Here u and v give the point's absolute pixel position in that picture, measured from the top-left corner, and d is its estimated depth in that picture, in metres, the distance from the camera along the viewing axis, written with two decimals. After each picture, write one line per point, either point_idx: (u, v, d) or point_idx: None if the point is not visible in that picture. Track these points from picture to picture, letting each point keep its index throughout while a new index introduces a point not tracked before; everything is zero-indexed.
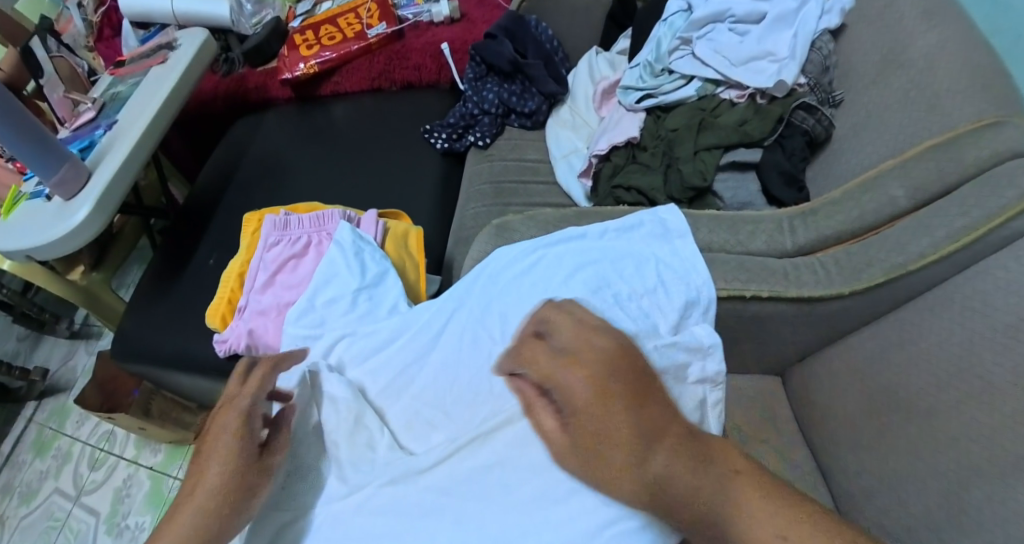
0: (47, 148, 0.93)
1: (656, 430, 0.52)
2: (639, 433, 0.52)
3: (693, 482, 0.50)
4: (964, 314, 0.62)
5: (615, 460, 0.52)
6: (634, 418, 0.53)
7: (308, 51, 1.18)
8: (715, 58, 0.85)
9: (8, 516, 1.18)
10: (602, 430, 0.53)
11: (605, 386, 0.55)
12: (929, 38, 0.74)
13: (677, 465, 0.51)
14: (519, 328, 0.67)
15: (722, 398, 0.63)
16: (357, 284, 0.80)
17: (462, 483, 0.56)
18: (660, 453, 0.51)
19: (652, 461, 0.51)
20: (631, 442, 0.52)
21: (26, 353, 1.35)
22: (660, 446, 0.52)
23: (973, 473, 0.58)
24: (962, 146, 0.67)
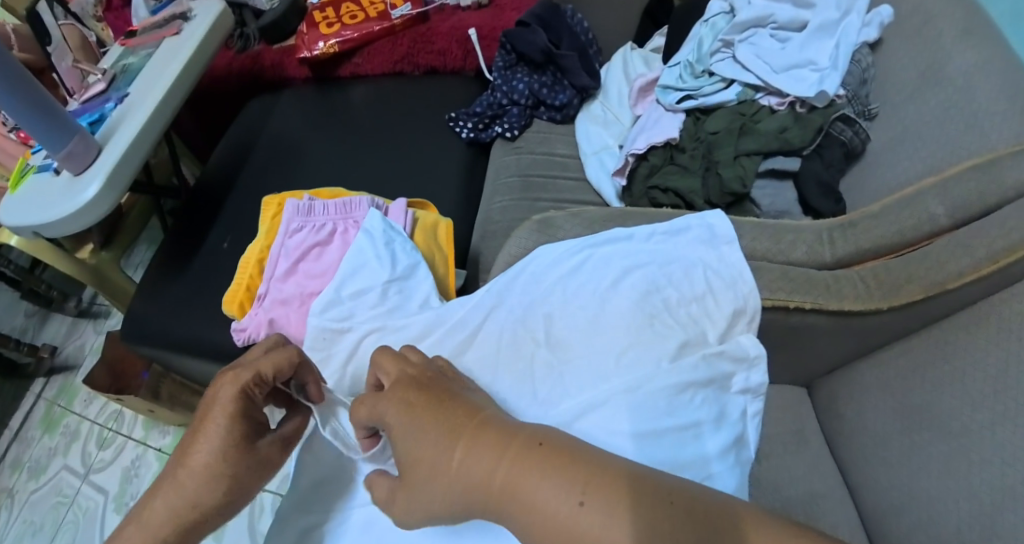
0: (54, 120, 0.87)
1: (466, 428, 0.50)
2: (444, 436, 0.50)
3: (511, 472, 0.46)
4: (1000, 335, 0.64)
5: (433, 467, 0.49)
6: (438, 422, 0.51)
7: (328, 29, 1.15)
8: (756, 63, 0.85)
9: (17, 491, 1.16)
10: (416, 439, 0.51)
11: (416, 396, 0.53)
12: (968, 57, 0.74)
13: (495, 457, 0.47)
14: (565, 331, 0.66)
15: (761, 408, 0.65)
16: (388, 276, 0.75)
17: None
18: (474, 449, 0.48)
19: (468, 461, 0.48)
20: (446, 444, 0.49)
21: (34, 330, 1.32)
22: (475, 443, 0.48)
23: (1007, 495, 0.60)
24: (1003, 168, 0.67)
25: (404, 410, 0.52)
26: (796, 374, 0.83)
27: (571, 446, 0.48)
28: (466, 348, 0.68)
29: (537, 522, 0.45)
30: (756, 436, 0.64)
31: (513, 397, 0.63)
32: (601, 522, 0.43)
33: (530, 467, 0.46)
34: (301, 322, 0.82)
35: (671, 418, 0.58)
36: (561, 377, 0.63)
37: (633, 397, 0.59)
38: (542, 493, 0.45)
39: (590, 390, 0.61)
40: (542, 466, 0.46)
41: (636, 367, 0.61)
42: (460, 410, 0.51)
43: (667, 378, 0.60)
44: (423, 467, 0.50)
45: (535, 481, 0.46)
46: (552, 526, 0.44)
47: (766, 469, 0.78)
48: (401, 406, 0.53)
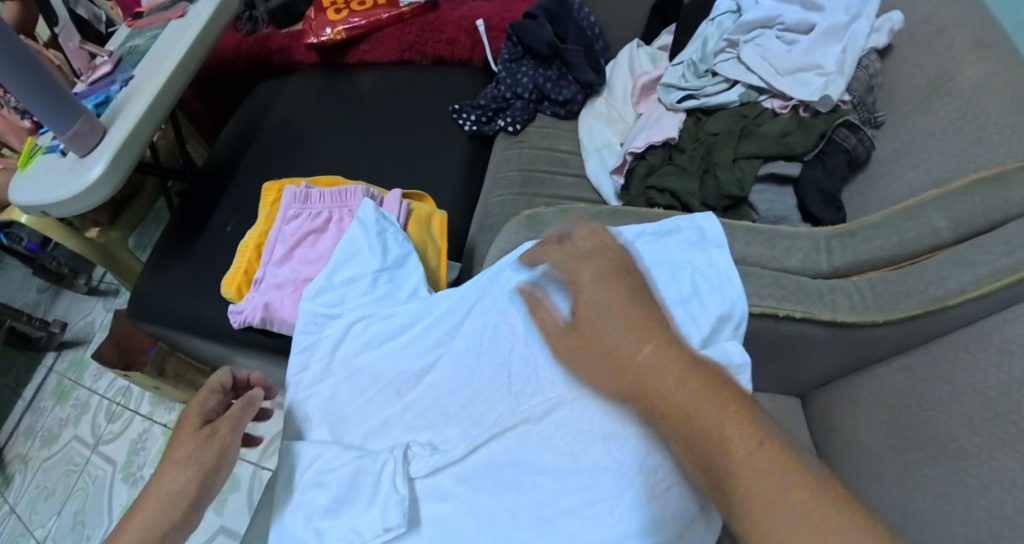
0: (61, 102, 0.89)
1: (708, 391, 0.53)
2: (692, 395, 0.53)
3: (710, 426, 0.52)
4: (1001, 356, 0.62)
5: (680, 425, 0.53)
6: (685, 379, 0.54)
7: (336, 16, 1.15)
8: (761, 64, 0.84)
9: (30, 457, 1.20)
10: (679, 389, 0.54)
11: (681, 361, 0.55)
12: (977, 69, 0.72)
13: (642, 339, 0.56)
14: (547, 327, 0.66)
15: None
16: (379, 265, 0.75)
17: (480, 476, 0.62)
18: (696, 393, 0.53)
19: (713, 422, 0.52)
20: (677, 398, 0.53)
21: (46, 305, 1.36)
22: (702, 408, 0.53)
23: (1005, 525, 0.57)
24: (1010, 184, 0.66)
25: (662, 368, 0.55)
26: (790, 385, 0.82)
27: (685, 381, 0.54)
28: (453, 337, 0.69)
29: (760, 506, 0.48)
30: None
31: (495, 387, 0.66)
32: (804, 529, 0.47)
33: (740, 430, 0.52)
34: (295, 307, 0.83)
35: (641, 422, 0.58)
36: (534, 375, 0.64)
37: (606, 397, 0.60)
38: (751, 458, 0.50)
39: (564, 387, 0.62)
40: (668, 355, 0.55)
41: None
42: (701, 376, 0.54)
43: None
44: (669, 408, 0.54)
45: (667, 373, 0.54)
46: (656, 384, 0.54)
47: None
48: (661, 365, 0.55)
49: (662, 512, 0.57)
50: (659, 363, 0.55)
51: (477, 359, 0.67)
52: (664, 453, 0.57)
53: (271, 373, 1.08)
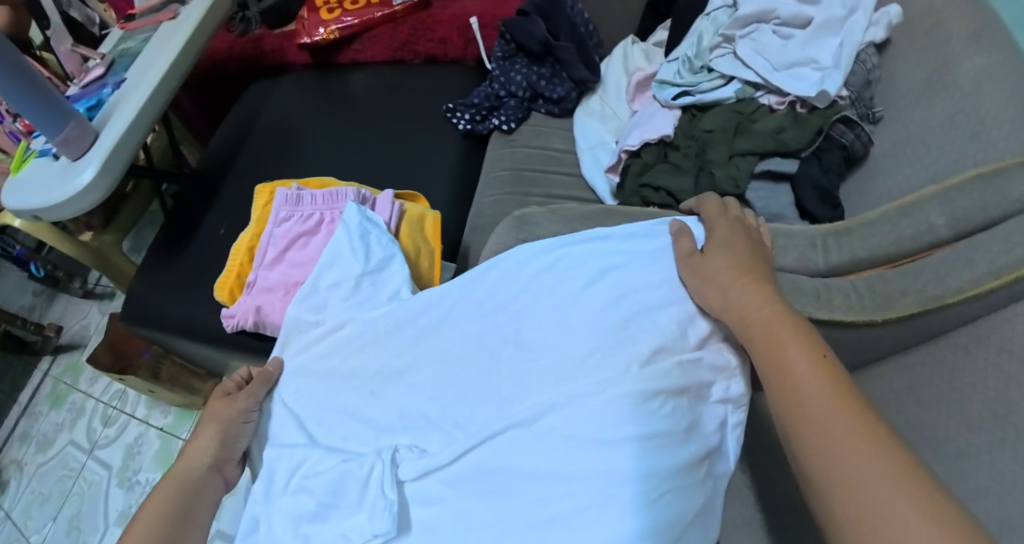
0: (51, 105, 0.89)
1: (806, 341, 0.55)
2: (789, 340, 0.56)
3: (790, 370, 0.54)
4: (1000, 354, 0.61)
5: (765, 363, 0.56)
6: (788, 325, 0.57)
7: (329, 15, 1.14)
8: (757, 60, 0.83)
9: (26, 462, 1.19)
10: (765, 325, 0.57)
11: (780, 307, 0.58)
12: (976, 63, 0.71)
13: (739, 269, 0.62)
14: (534, 331, 0.65)
15: (742, 420, 0.63)
16: (362, 269, 0.74)
17: (469, 480, 0.58)
18: (789, 340, 0.56)
19: (800, 366, 0.54)
20: (770, 338, 0.57)
21: (41, 309, 1.36)
22: (790, 346, 0.55)
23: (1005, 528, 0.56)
24: (1008, 179, 0.64)
25: (759, 304, 0.59)
26: None
27: (761, 313, 0.58)
28: (436, 338, 0.68)
29: (815, 443, 0.51)
30: (737, 448, 0.62)
31: (481, 390, 0.63)
32: (845, 444, 0.49)
33: (820, 384, 0.53)
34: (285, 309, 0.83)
35: (638, 427, 0.56)
36: (522, 378, 0.62)
37: (601, 400, 0.58)
38: (821, 410, 0.51)
39: (556, 392, 0.60)
40: (761, 291, 0.60)
41: (602, 369, 0.60)
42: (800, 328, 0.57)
43: (631, 385, 0.58)
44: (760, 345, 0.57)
45: (760, 299, 0.59)
46: (744, 305, 0.59)
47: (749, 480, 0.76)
48: (752, 300, 0.59)
49: (663, 520, 0.54)
50: (749, 296, 0.60)
51: (462, 362, 0.66)
52: (656, 459, 0.55)
53: None
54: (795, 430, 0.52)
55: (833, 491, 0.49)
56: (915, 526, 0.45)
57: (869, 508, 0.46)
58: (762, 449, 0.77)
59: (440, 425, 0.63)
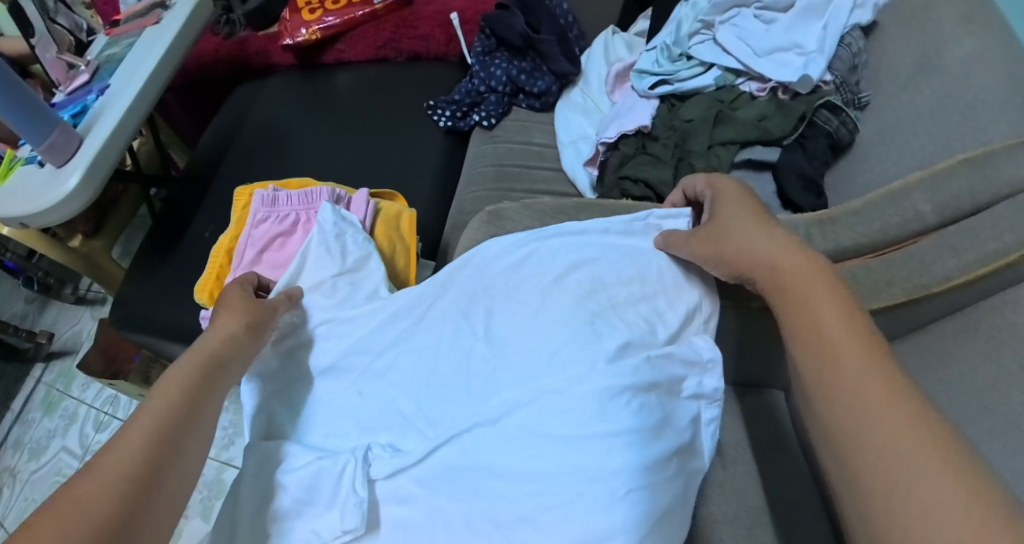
0: (33, 112, 0.89)
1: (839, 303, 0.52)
2: (822, 300, 0.52)
3: (824, 336, 0.50)
4: (990, 344, 0.60)
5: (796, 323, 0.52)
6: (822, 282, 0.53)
7: (311, 16, 1.14)
8: (738, 46, 0.81)
9: (19, 470, 1.20)
10: (796, 282, 0.54)
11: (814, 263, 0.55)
12: (966, 43, 0.68)
13: (767, 232, 0.58)
14: (506, 328, 0.63)
15: (717, 415, 0.61)
16: (337, 268, 0.73)
17: (441, 477, 0.56)
18: (825, 302, 0.52)
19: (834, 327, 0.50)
20: (802, 298, 0.53)
21: (35, 315, 1.37)
22: (826, 313, 0.51)
23: None
24: (998, 163, 0.61)
25: (788, 261, 0.55)
26: (771, 379, 0.78)
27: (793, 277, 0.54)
28: (411, 336, 0.67)
29: (853, 415, 0.46)
30: (711, 445, 0.61)
31: (453, 388, 0.62)
32: (887, 418, 0.44)
33: (854, 346, 0.49)
34: None
35: (612, 424, 0.54)
36: (495, 376, 0.60)
37: (573, 396, 0.56)
38: (850, 373, 0.47)
39: (527, 391, 0.58)
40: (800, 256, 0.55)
41: (572, 365, 0.58)
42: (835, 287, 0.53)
43: (601, 380, 0.56)
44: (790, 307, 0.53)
45: (796, 262, 0.55)
46: (775, 268, 0.55)
47: (731, 476, 0.73)
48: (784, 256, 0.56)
49: (636, 517, 0.52)
50: (776, 261, 0.56)
51: (436, 360, 0.64)
52: (628, 455, 0.53)
53: None
54: (829, 402, 0.48)
55: (857, 456, 0.44)
56: (952, 510, 0.39)
57: (896, 471, 0.42)
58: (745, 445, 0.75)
59: (412, 424, 0.61)
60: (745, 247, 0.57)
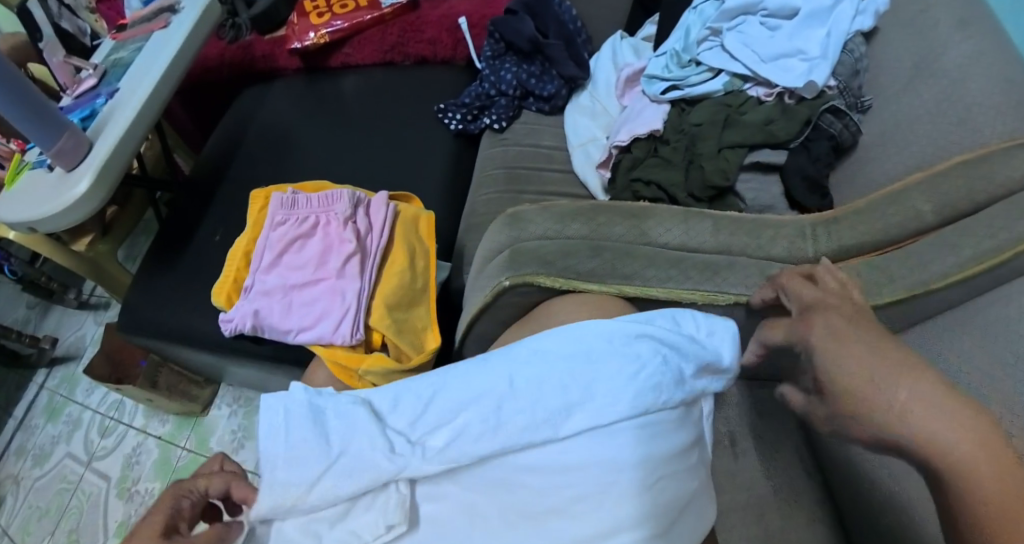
0: (44, 117, 0.89)
1: (912, 368, 0.51)
2: (888, 371, 0.52)
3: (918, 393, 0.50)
4: (984, 339, 0.64)
5: (858, 400, 0.52)
6: (890, 354, 0.53)
7: (319, 19, 1.15)
8: (744, 52, 0.84)
9: (22, 477, 1.20)
10: (862, 360, 0.53)
11: (864, 331, 0.55)
12: (963, 48, 0.72)
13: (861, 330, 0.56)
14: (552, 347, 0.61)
15: (713, 410, 0.65)
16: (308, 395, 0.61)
17: (478, 477, 0.58)
18: (915, 377, 0.51)
19: (919, 401, 0.49)
20: (871, 376, 0.52)
21: (36, 321, 1.36)
22: (919, 381, 0.50)
23: None
24: (995, 164, 0.65)
25: (848, 336, 0.55)
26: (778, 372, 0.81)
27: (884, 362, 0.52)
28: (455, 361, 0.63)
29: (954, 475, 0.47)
30: (711, 436, 0.65)
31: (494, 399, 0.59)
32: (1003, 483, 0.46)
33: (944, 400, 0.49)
34: (284, 313, 0.83)
35: (632, 416, 0.58)
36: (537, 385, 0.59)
37: (598, 396, 0.58)
38: (951, 428, 0.48)
39: (553, 395, 0.58)
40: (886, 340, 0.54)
41: (595, 366, 0.59)
42: (900, 353, 0.53)
43: (632, 382, 0.58)
44: (843, 389, 0.53)
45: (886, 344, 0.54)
46: (876, 348, 0.54)
47: (743, 468, 0.76)
48: (842, 331, 0.56)
49: (660, 506, 0.57)
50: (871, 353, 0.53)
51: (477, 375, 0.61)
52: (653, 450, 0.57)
53: (264, 382, 1.08)
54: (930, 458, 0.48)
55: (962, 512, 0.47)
56: None
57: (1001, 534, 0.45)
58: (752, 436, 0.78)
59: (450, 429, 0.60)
60: (837, 359, 0.54)
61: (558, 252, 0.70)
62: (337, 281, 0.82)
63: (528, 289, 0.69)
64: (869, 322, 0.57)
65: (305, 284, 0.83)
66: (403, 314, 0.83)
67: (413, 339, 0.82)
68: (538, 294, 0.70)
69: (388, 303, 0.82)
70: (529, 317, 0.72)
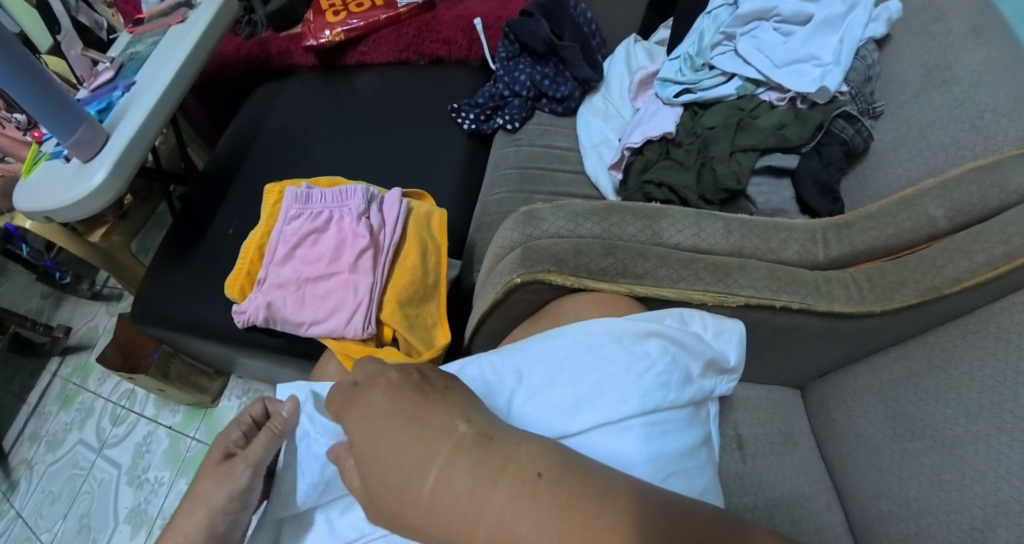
0: (62, 108, 0.90)
1: (449, 450, 0.47)
2: (418, 461, 0.47)
3: (483, 496, 0.45)
4: (998, 343, 0.63)
5: (411, 504, 0.47)
6: (418, 437, 0.48)
7: (334, 18, 1.17)
8: (758, 57, 0.85)
9: (36, 462, 1.21)
10: (401, 455, 0.48)
11: (400, 407, 0.50)
12: (975, 56, 0.73)
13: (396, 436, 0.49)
14: (563, 352, 0.61)
15: (717, 412, 0.67)
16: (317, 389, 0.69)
17: None
18: (472, 478, 0.46)
19: (441, 493, 0.46)
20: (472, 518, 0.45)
21: (50, 310, 1.38)
22: (468, 479, 0.46)
23: (1002, 513, 0.59)
24: (1008, 171, 0.65)
25: (384, 416, 0.50)
26: (788, 376, 0.82)
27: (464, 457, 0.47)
28: (468, 362, 0.64)
29: None
30: (718, 437, 0.66)
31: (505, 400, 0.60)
32: None
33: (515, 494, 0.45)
34: (299, 306, 0.83)
35: (642, 413, 0.58)
36: (552, 388, 0.60)
37: (608, 394, 0.59)
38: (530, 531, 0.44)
39: (563, 394, 0.59)
40: (445, 459, 0.47)
41: (606, 364, 0.60)
42: (440, 429, 0.49)
43: (642, 383, 0.59)
44: (392, 493, 0.47)
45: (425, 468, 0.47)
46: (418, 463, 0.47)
47: (752, 470, 0.76)
48: (380, 413, 0.51)
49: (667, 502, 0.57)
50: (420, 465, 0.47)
51: (490, 379, 0.61)
52: (665, 445, 0.58)
53: (273, 374, 1.08)
54: None
55: None
56: None
57: None
58: (760, 438, 0.78)
59: None
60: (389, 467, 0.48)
61: (570, 250, 0.70)
62: (350, 275, 0.83)
63: (540, 287, 0.70)
64: (447, 392, 0.52)
65: (319, 279, 0.84)
66: (414, 309, 0.84)
67: (423, 334, 0.84)
68: (549, 292, 0.71)
69: (399, 299, 0.83)
70: (541, 314, 0.73)
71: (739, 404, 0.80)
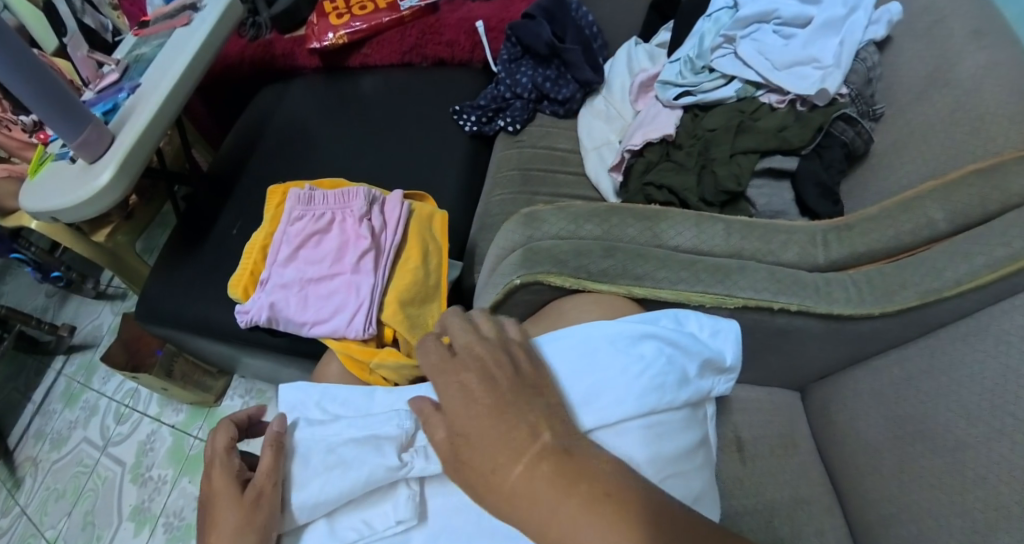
0: (68, 109, 0.91)
1: (532, 449, 0.51)
2: (504, 455, 0.51)
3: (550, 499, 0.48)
4: (998, 347, 0.63)
5: (489, 487, 0.51)
6: (502, 430, 0.52)
7: (338, 20, 1.17)
8: (758, 60, 0.85)
9: (41, 460, 1.22)
10: (488, 441, 0.52)
11: (489, 394, 0.54)
12: (977, 58, 0.72)
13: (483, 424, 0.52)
14: (562, 353, 0.62)
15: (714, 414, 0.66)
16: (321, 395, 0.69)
17: None
18: (545, 480, 0.49)
19: (526, 484, 0.49)
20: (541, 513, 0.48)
21: (54, 310, 1.39)
22: (542, 481, 0.49)
23: (1002, 516, 0.59)
24: (1008, 174, 0.65)
25: (476, 401, 0.54)
26: (788, 378, 0.82)
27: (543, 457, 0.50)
28: None
29: None
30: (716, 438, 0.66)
31: None
32: None
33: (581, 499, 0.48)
34: (302, 306, 0.84)
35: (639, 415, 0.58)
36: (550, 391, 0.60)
37: (605, 396, 0.59)
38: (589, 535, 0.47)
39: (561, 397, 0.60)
40: (527, 456, 0.50)
41: (603, 366, 0.60)
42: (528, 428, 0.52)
43: (640, 384, 0.59)
44: (475, 472, 0.51)
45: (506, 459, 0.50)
46: (498, 457, 0.51)
47: (751, 471, 0.76)
48: (473, 394, 0.54)
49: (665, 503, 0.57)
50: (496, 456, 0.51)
51: None
52: (664, 447, 0.58)
53: (276, 374, 1.09)
54: None
55: None
56: None
57: None
58: (760, 440, 0.79)
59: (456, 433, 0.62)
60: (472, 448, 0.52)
61: (570, 251, 0.70)
62: (353, 276, 0.84)
63: (540, 287, 0.70)
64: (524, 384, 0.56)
65: (322, 280, 0.84)
66: (416, 309, 0.84)
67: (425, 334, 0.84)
68: (548, 293, 0.71)
69: (400, 299, 0.83)
70: (540, 315, 0.73)
71: (738, 406, 0.80)
